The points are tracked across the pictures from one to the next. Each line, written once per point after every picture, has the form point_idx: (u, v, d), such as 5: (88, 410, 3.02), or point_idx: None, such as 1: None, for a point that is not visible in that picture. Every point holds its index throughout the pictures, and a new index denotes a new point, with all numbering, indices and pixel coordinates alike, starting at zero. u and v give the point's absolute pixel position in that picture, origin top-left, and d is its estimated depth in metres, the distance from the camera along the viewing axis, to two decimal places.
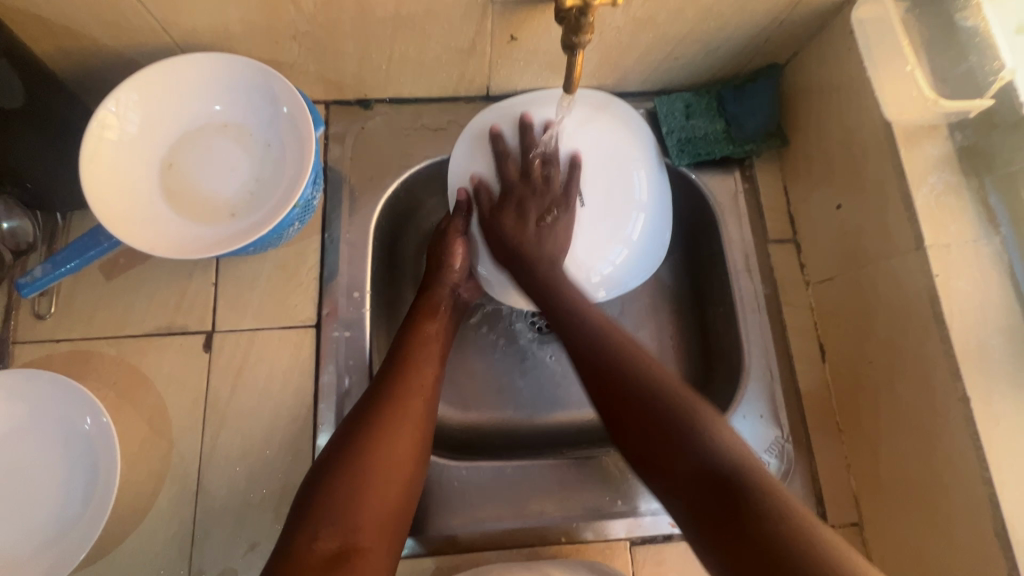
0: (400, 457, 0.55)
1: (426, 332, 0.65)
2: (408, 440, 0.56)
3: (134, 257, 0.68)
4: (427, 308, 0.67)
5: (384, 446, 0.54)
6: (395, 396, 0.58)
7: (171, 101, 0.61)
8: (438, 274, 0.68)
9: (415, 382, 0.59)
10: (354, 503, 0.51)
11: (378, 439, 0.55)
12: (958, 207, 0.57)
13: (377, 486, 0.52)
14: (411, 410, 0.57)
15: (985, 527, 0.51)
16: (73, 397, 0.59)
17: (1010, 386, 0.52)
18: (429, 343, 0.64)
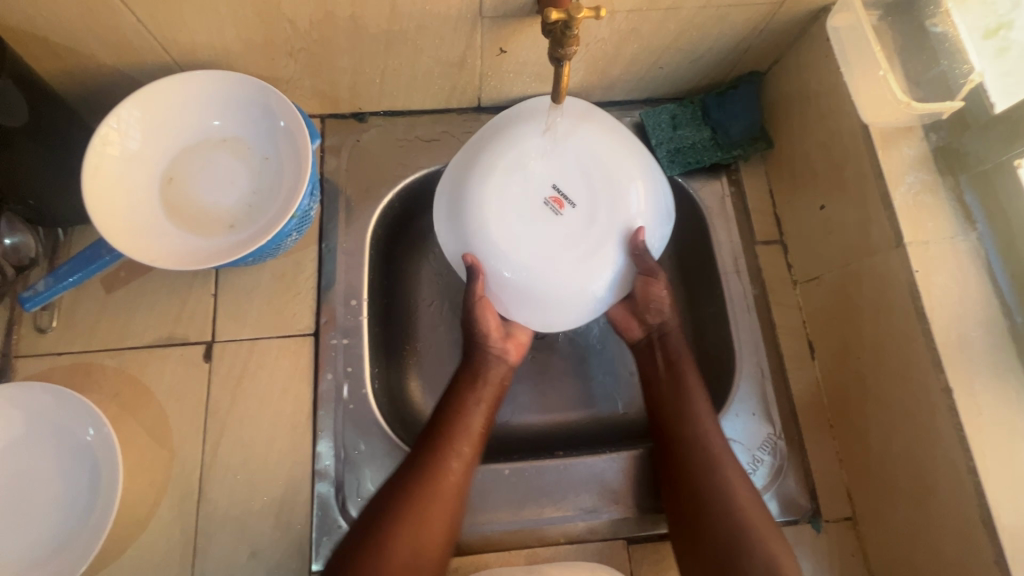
0: (433, 523, 0.58)
1: (468, 403, 0.65)
2: (444, 509, 0.59)
3: (135, 270, 0.69)
4: (470, 377, 0.67)
5: (416, 519, 0.57)
6: (432, 468, 0.60)
7: (170, 117, 0.63)
8: (482, 341, 0.68)
9: (455, 447, 0.62)
10: (385, 569, 0.55)
11: (407, 513, 0.57)
12: (935, 205, 0.59)
13: (406, 555, 0.56)
14: (449, 480, 0.60)
15: (972, 516, 0.52)
16: (76, 407, 0.60)
17: (991, 376, 0.54)
18: (472, 415, 0.65)
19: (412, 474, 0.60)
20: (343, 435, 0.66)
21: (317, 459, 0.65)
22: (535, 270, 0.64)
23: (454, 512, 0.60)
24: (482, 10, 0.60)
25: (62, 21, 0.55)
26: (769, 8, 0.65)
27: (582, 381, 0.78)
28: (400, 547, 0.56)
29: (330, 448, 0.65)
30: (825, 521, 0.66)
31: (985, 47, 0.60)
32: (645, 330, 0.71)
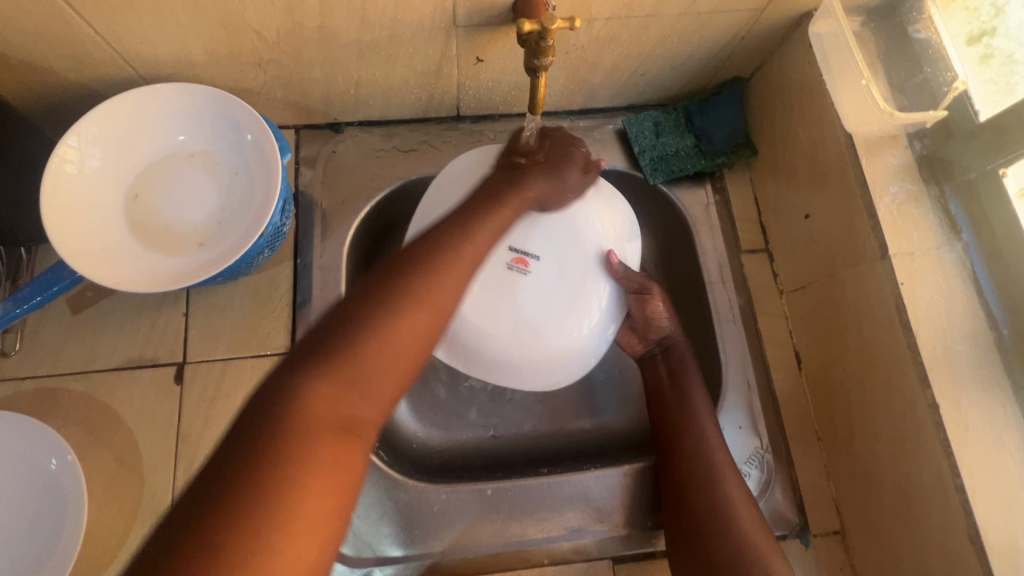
0: (397, 321, 0.43)
1: (499, 196, 0.57)
2: (423, 323, 0.44)
3: (102, 290, 0.67)
4: (507, 181, 0.60)
5: (380, 317, 0.43)
6: (404, 282, 0.45)
7: (134, 132, 0.61)
8: (525, 158, 0.63)
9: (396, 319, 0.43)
10: (335, 394, 0.39)
11: (372, 317, 0.42)
12: (920, 215, 0.58)
13: (371, 360, 0.41)
14: (447, 283, 0.46)
15: (960, 533, 0.51)
16: (39, 436, 0.58)
17: (978, 390, 0.53)
18: (501, 211, 0.55)
19: (388, 293, 0.44)
20: None
21: None
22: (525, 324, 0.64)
23: (421, 350, 0.44)
24: (456, 19, 0.59)
25: (15, 35, 0.53)
26: (751, 14, 0.63)
27: (567, 395, 0.76)
28: (359, 336, 0.41)
29: None
30: (813, 536, 0.65)
31: (968, 54, 0.59)
32: (647, 346, 0.71)
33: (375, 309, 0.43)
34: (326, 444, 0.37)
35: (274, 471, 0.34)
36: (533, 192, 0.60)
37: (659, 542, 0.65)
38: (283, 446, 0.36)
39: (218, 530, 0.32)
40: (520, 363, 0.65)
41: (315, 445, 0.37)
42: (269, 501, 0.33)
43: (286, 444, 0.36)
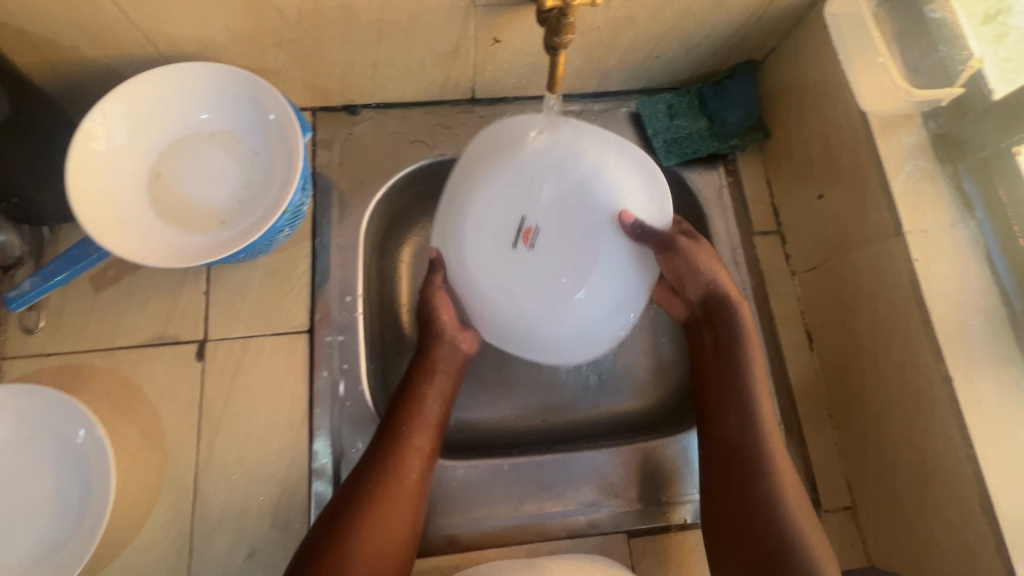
0: (383, 537, 0.56)
1: (422, 395, 0.63)
2: (405, 519, 0.57)
3: (124, 268, 0.68)
4: (426, 370, 0.64)
5: (369, 533, 0.55)
6: (382, 491, 0.57)
7: (157, 110, 0.61)
8: (437, 332, 0.65)
9: (393, 499, 0.57)
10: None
11: (352, 531, 0.55)
12: (935, 193, 0.59)
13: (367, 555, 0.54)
14: (392, 514, 0.57)
15: (973, 503, 0.52)
16: (66, 409, 0.59)
17: (990, 363, 0.54)
18: (425, 411, 0.62)
19: (346, 512, 0.56)
20: (340, 434, 0.65)
21: (314, 457, 0.64)
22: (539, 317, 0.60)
23: (413, 527, 0.58)
24: None
25: (43, 13, 0.53)
26: None
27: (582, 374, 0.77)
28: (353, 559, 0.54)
29: (326, 447, 0.65)
30: (825, 511, 0.66)
31: (982, 33, 0.59)
32: (690, 307, 0.69)
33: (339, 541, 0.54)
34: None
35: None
36: (445, 363, 0.65)
37: (672, 516, 0.66)
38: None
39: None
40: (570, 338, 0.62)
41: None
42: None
43: None
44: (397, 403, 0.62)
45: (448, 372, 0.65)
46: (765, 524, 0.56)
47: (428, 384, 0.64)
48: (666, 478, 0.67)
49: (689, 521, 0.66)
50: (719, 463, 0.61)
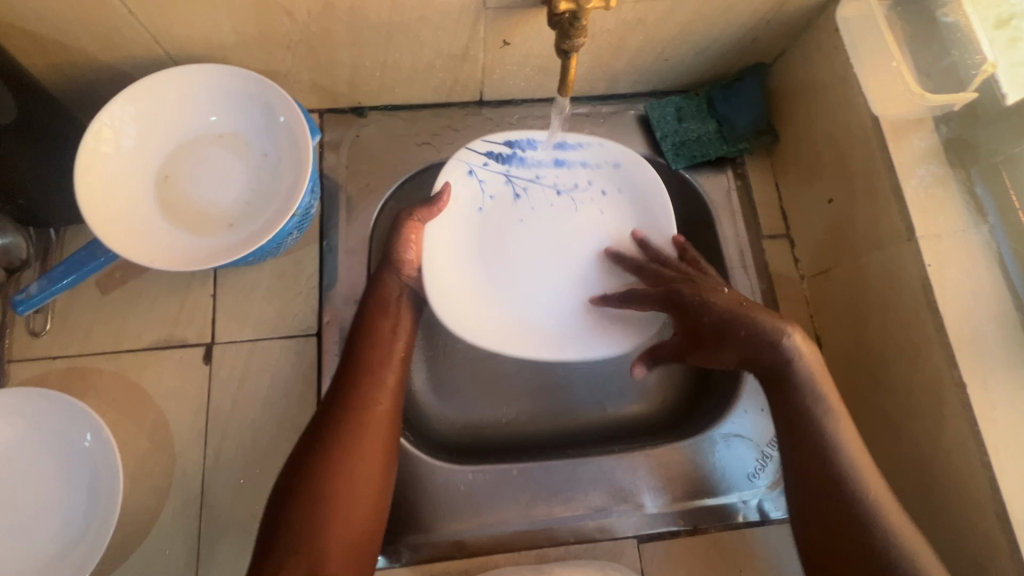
0: (366, 463, 0.55)
1: (382, 329, 0.62)
2: (371, 462, 0.56)
3: (130, 271, 0.67)
4: (382, 304, 0.63)
5: (348, 458, 0.55)
6: (347, 427, 0.56)
7: (166, 112, 0.61)
8: (389, 263, 0.64)
9: (360, 439, 0.56)
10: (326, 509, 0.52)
11: (341, 456, 0.54)
12: (947, 198, 0.59)
13: (349, 497, 0.54)
14: (370, 441, 0.56)
15: (987, 510, 0.52)
16: (72, 413, 0.59)
17: (1005, 369, 0.53)
18: (385, 345, 0.61)
19: (330, 436, 0.55)
20: None
21: None
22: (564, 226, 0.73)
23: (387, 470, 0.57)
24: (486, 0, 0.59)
25: (52, 15, 0.53)
26: None
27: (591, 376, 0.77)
28: (335, 482, 0.53)
29: None
30: None
31: (997, 37, 0.59)
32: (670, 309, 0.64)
33: (325, 464, 0.54)
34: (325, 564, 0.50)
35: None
36: (394, 301, 0.64)
37: (683, 520, 0.65)
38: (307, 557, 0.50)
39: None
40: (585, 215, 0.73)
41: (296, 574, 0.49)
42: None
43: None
44: (355, 336, 0.62)
45: (411, 298, 0.65)
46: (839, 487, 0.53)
47: (389, 315, 0.63)
48: (677, 482, 0.66)
49: (699, 525, 0.65)
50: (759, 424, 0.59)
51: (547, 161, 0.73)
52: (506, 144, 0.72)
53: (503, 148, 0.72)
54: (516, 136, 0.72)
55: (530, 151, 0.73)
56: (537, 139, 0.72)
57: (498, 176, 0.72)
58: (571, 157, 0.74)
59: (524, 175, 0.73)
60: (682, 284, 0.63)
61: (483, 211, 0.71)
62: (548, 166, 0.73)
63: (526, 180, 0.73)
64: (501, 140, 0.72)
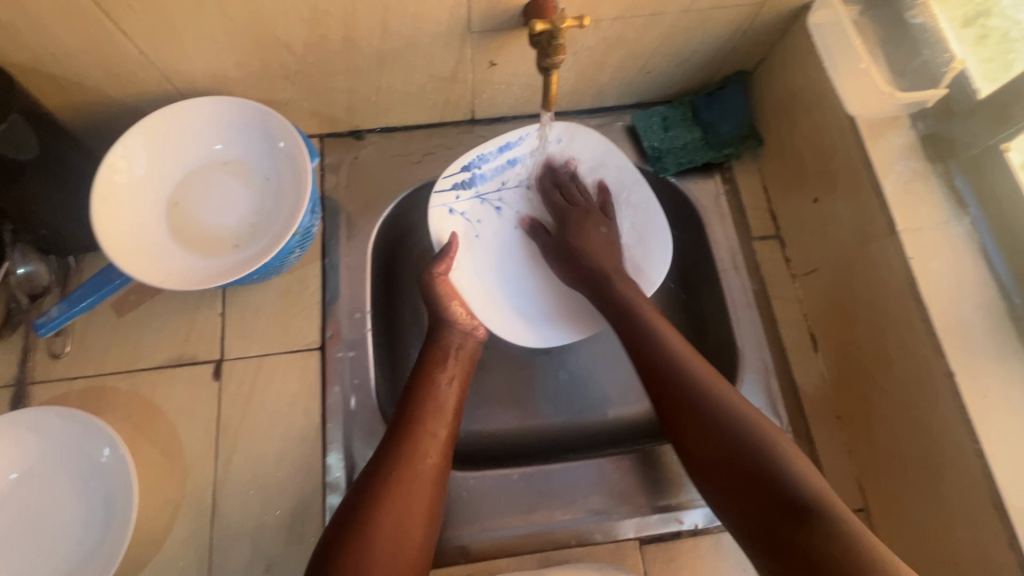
0: (413, 513, 0.57)
1: (437, 380, 0.65)
2: (422, 505, 0.58)
3: (145, 293, 0.71)
4: (439, 357, 0.67)
5: (397, 506, 0.56)
6: (406, 469, 0.58)
7: (176, 143, 0.65)
8: (447, 322, 0.69)
9: (414, 480, 0.58)
10: (368, 553, 0.53)
11: (390, 501, 0.56)
12: (926, 192, 0.60)
13: (397, 538, 0.55)
14: (418, 490, 0.58)
15: (983, 499, 0.52)
16: (89, 430, 0.61)
17: (992, 357, 0.54)
18: (440, 393, 0.64)
19: (380, 482, 0.57)
20: (353, 447, 0.67)
21: (327, 471, 0.66)
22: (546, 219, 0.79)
23: (434, 516, 0.58)
24: (471, 25, 0.62)
25: (70, 59, 0.58)
26: (751, 8, 0.66)
27: (590, 381, 0.79)
28: (382, 526, 0.55)
29: (339, 460, 0.66)
30: None
31: (964, 35, 0.61)
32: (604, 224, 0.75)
33: (374, 508, 0.55)
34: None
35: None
36: (455, 352, 0.68)
37: (683, 521, 0.66)
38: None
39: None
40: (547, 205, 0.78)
41: None
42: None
43: None
44: (412, 384, 0.65)
45: (466, 353, 0.69)
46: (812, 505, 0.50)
47: (448, 366, 0.67)
48: (676, 483, 0.67)
49: (700, 527, 0.65)
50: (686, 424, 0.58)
51: (502, 166, 0.77)
52: (462, 172, 0.74)
53: (462, 176, 0.75)
54: (469, 158, 0.74)
55: (486, 167, 0.76)
56: (487, 154, 0.75)
57: (473, 202, 0.76)
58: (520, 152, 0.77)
59: (493, 187, 0.77)
60: (586, 217, 0.74)
61: (483, 237, 0.77)
62: (512, 168, 0.77)
63: (495, 193, 0.78)
64: (456, 169, 0.74)
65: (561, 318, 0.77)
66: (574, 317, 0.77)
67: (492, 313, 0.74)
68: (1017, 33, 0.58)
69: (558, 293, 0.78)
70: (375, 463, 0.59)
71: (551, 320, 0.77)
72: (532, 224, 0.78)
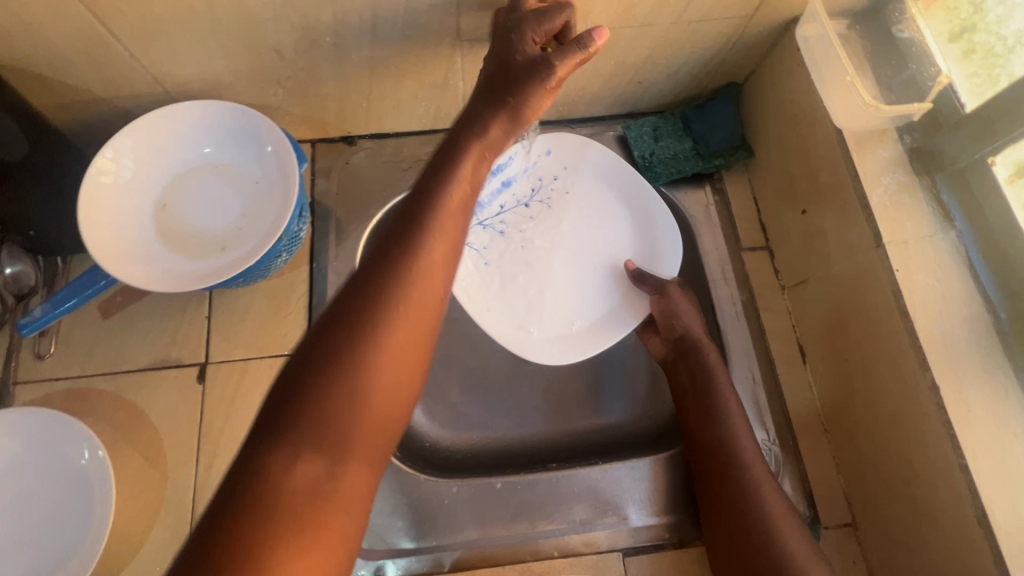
0: (401, 391, 0.43)
1: (428, 237, 0.46)
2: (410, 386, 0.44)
3: (131, 295, 0.71)
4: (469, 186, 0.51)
5: (354, 409, 0.40)
6: (355, 361, 0.40)
7: (165, 146, 0.65)
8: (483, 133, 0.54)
9: (390, 357, 0.42)
10: (352, 422, 0.40)
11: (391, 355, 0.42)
12: (912, 204, 0.60)
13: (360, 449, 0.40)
14: (411, 343, 0.43)
15: (969, 515, 0.51)
16: (71, 432, 0.61)
17: (977, 370, 0.54)
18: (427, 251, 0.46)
19: (389, 321, 0.42)
20: None
21: None
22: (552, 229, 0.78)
23: (398, 422, 0.43)
24: (460, 33, 0.63)
25: (62, 62, 0.58)
26: (741, 21, 0.66)
27: (577, 391, 0.77)
28: (378, 383, 0.41)
29: None
30: (824, 528, 0.65)
31: (950, 50, 0.60)
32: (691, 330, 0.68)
33: (358, 367, 0.40)
34: (351, 473, 0.39)
35: (295, 501, 0.36)
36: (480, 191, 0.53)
37: (667, 534, 0.65)
38: (309, 518, 0.36)
39: (246, 542, 0.34)
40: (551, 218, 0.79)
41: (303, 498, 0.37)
42: (294, 540, 0.35)
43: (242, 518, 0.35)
44: (394, 234, 0.46)
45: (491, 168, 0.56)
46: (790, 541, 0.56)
47: (448, 202, 0.49)
48: (662, 495, 0.66)
49: (685, 539, 0.65)
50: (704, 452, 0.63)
51: (497, 190, 0.78)
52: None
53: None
54: None
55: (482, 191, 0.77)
56: None
57: (476, 229, 0.77)
58: (512, 173, 0.79)
59: (493, 213, 0.78)
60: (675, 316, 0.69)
61: (494, 264, 0.76)
62: (508, 192, 0.79)
63: (496, 217, 0.78)
64: None
65: (589, 332, 0.74)
66: (597, 327, 0.74)
67: (507, 332, 0.73)
68: (1002, 48, 0.57)
69: (577, 303, 0.75)
70: (333, 328, 0.41)
71: (579, 334, 0.74)
72: (539, 235, 0.78)
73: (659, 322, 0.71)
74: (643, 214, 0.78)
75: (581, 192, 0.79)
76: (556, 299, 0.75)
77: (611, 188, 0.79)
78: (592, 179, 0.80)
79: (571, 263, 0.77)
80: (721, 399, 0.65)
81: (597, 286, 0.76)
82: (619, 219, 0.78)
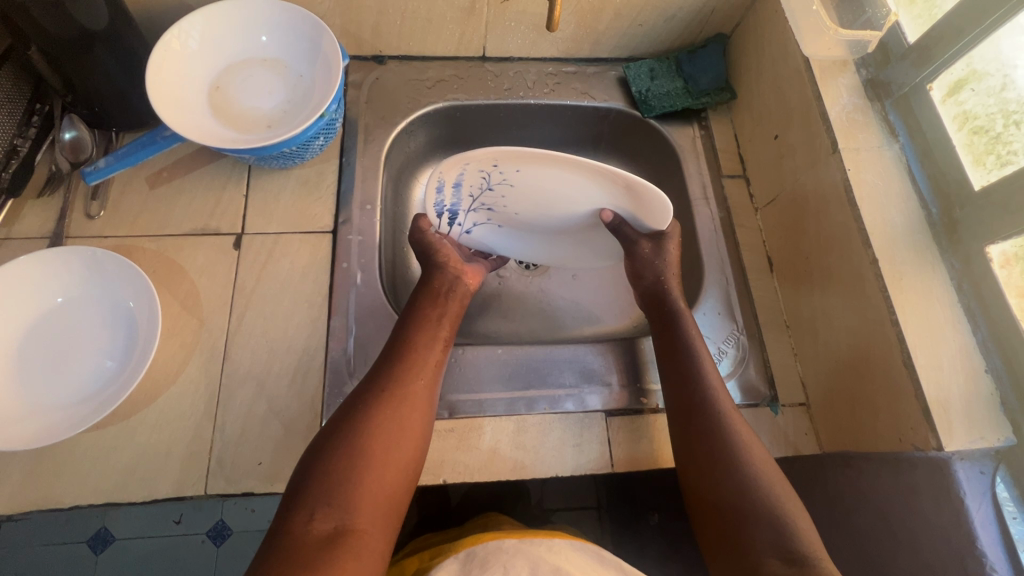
0: (398, 448, 0.59)
1: (420, 338, 0.67)
2: (407, 443, 0.60)
3: (176, 172, 0.79)
4: (435, 298, 0.71)
5: (361, 478, 0.56)
6: (361, 439, 0.58)
7: (225, 35, 0.74)
8: (440, 263, 0.73)
9: (388, 434, 0.59)
10: (350, 516, 0.54)
11: (391, 400, 0.61)
12: (865, 122, 0.71)
13: (364, 499, 0.55)
14: (411, 406, 0.62)
15: (898, 365, 0.61)
16: (121, 278, 0.68)
17: (909, 249, 0.64)
18: (425, 346, 0.67)
19: (391, 388, 0.62)
20: (354, 316, 0.74)
21: (331, 332, 0.73)
22: (524, 198, 0.70)
23: (402, 485, 0.59)
24: None
25: None
26: None
27: (565, 301, 0.91)
28: (373, 452, 0.58)
29: (343, 324, 0.74)
30: (782, 406, 0.74)
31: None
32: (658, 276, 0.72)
33: (362, 433, 0.58)
34: (358, 524, 0.54)
35: (311, 538, 0.52)
36: (454, 300, 0.72)
37: (646, 400, 0.73)
38: (321, 563, 0.50)
39: None
40: (517, 190, 0.69)
41: (319, 538, 0.52)
42: (303, 548, 0.51)
43: (287, 542, 0.52)
44: (403, 333, 0.67)
45: (468, 298, 0.75)
46: (770, 487, 0.58)
47: (431, 312, 0.69)
48: (644, 370, 0.76)
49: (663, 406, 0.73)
50: (681, 410, 0.66)
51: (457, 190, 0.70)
52: (439, 216, 0.73)
53: (443, 219, 0.74)
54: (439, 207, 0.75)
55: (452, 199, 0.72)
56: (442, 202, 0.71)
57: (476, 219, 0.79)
58: (451, 179, 0.67)
59: (469, 202, 0.72)
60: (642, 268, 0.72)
61: (506, 224, 0.77)
62: (463, 191, 0.70)
63: (478, 203, 0.72)
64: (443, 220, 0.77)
65: (603, 245, 0.79)
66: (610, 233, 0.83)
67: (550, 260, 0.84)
68: None
69: (582, 241, 0.79)
70: (350, 412, 0.60)
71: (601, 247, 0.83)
72: (513, 202, 0.71)
73: (631, 272, 0.74)
74: (595, 167, 0.61)
75: (530, 165, 0.63)
76: (572, 237, 0.78)
77: (550, 160, 0.61)
78: (535, 159, 0.62)
79: (559, 219, 0.74)
80: (688, 358, 0.68)
81: (595, 228, 0.75)
82: (586, 176, 0.63)
